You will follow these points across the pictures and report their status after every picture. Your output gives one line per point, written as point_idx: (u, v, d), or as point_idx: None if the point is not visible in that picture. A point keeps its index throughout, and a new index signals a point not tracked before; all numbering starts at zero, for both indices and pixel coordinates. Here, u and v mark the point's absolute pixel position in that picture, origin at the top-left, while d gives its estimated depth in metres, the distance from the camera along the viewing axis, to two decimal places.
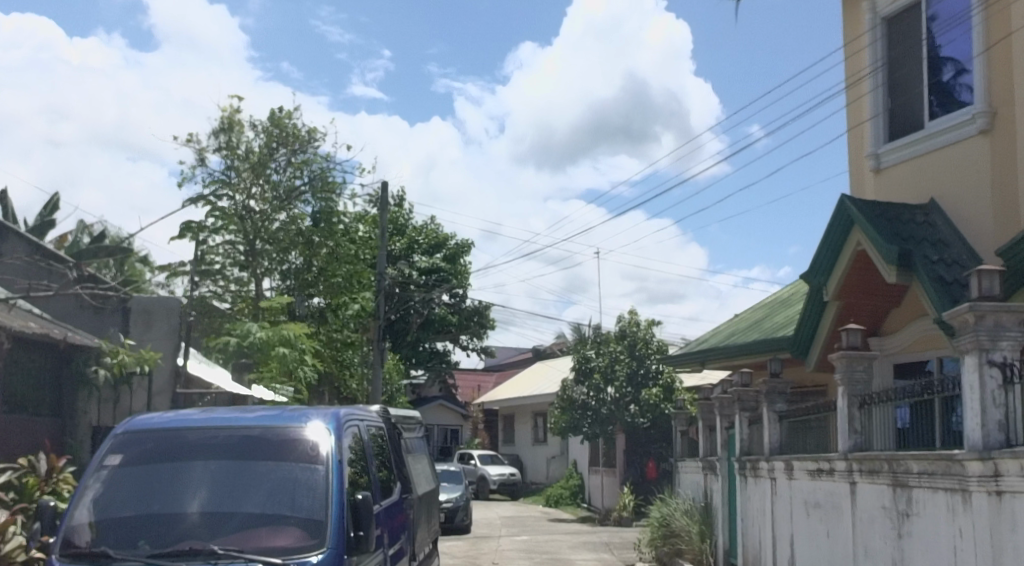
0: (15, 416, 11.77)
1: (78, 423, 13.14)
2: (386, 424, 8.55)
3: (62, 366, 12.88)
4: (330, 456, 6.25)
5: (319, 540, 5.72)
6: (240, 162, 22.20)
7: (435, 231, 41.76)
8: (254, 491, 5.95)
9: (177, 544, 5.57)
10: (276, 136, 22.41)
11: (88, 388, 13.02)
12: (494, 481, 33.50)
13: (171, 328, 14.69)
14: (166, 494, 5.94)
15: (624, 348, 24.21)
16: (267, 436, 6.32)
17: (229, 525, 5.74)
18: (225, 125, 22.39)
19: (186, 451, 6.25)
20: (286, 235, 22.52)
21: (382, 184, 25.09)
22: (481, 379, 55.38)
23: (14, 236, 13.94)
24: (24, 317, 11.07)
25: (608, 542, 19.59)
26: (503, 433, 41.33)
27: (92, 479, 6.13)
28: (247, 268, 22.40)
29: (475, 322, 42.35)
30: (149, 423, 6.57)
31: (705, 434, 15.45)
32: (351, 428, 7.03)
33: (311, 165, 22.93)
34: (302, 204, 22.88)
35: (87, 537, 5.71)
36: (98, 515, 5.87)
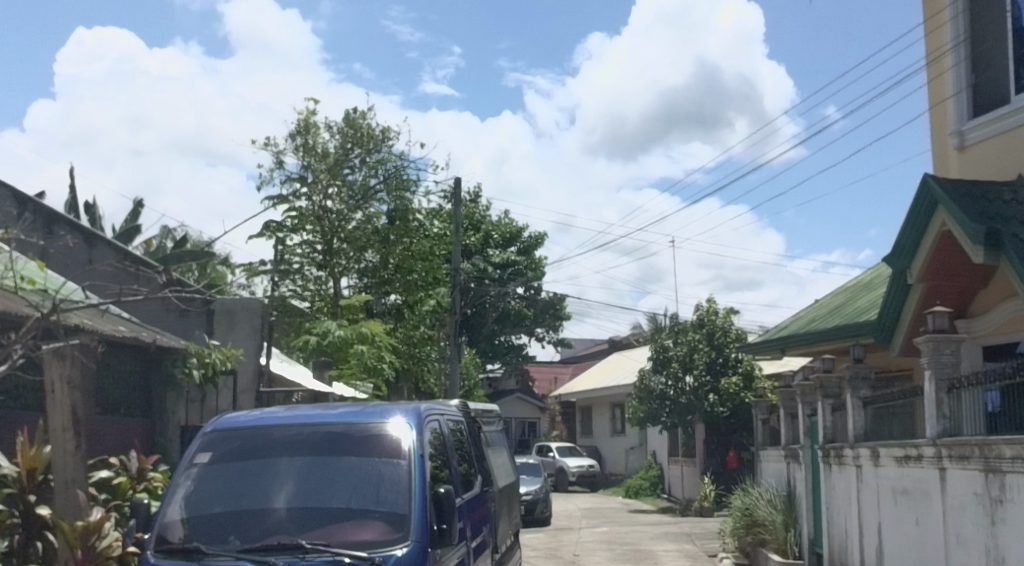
0: (107, 417, 12.13)
1: (167, 422, 13.49)
2: (465, 418, 8.60)
3: (151, 369, 13.23)
4: (413, 450, 6.32)
5: (403, 534, 5.79)
6: (317, 162, 22.58)
7: (508, 225, 41.84)
8: (339, 487, 6.05)
9: (266, 539, 5.70)
10: (350, 136, 22.74)
11: (176, 389, 13.36)
12: (573, 473, 33.49)
13: (253, 328, 15.04)
14: (253, 490, 6.08)
15: (702, 337, 23.98)
16: (350, 432, 6.42)
17: (315, 520, 5.85)
18: (302, 127, 22.79)
19: (271, 448, 6.38)
20: (363, 235, 22.93)
21: (456, 181, 25.22)
22: (558, 372, 55.39)
23: (103, 243, 14.40)
24: (115, 321, 11.42)
25: (689, 533, 19.44)
26: (580, 425, 41.29)
27: (183, 476, 6.31)
28: (325, 267, 23.01)
29: (550, 315, 42.36)
30: (236, 421, 6.72)
31: (787, 422, 15.23)
32: (431, 423, 7.09)
33: (385, 163, 23.20)
34: (377, 203, 23.19)
35: (179, 534, 5.88)
36: (189, 511, 6.03)
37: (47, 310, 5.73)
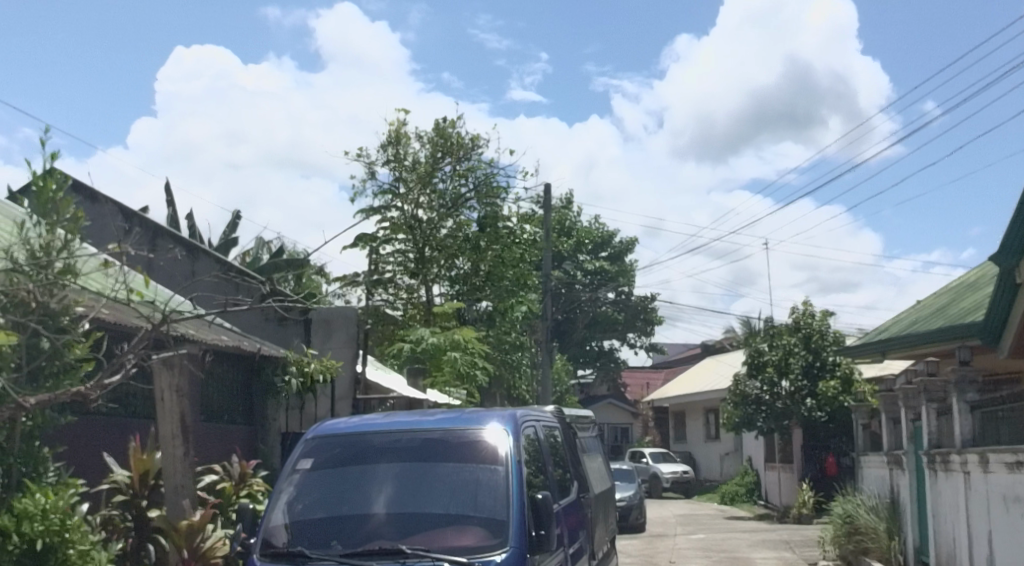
0: (211, 424, 12.45)
1: (269, 429, 13.84)
2: (560, 424, 8.60)
3: (253, 377, 13.57)
4: (510, 457, 6.35)
5: (502, 539, 5.82)
6: (408, 173, 23.03)
7: (599, 231, 41.73)
8: (438, 493, 6.11)
9: (367, 544, 5.80)
10: (440, 145, 23.10)
11: (276, 397, 13.69)
12: (667, 479, 33.17)
13: (350, 336, 15.42)
14: (354, 495, 6.19)
15: (798, 341, 23.48)
16: (447, 439, 6.49)
17: (415, 526, 5.92)
18: (393, 137, 23.25)
19: (372, 454, 6.48)
20: (454, 242, 23.25)
21: (546, 187, 25.29)
22: (651, 377, 54.99)
23: (206, 255, 14.85)
24: (218, 329, 11.76)
25: (789, 540, 19.05)
26: (674, 431, 40.88)
27: (286, 482, 6.45)
28: (417, 275, 23.12)
29: (642, 320, 42.09)
30: (337, 428, 6.84)
31: (890, 427, 14.80)
32: (527, 429, 7.12)
33: (475, 171, 23.39)
34: (468, 210, 23.44)
35: (283, 538, 6.01)
36: (292, 516, 6.17)
37: (158, 320, 5.87)
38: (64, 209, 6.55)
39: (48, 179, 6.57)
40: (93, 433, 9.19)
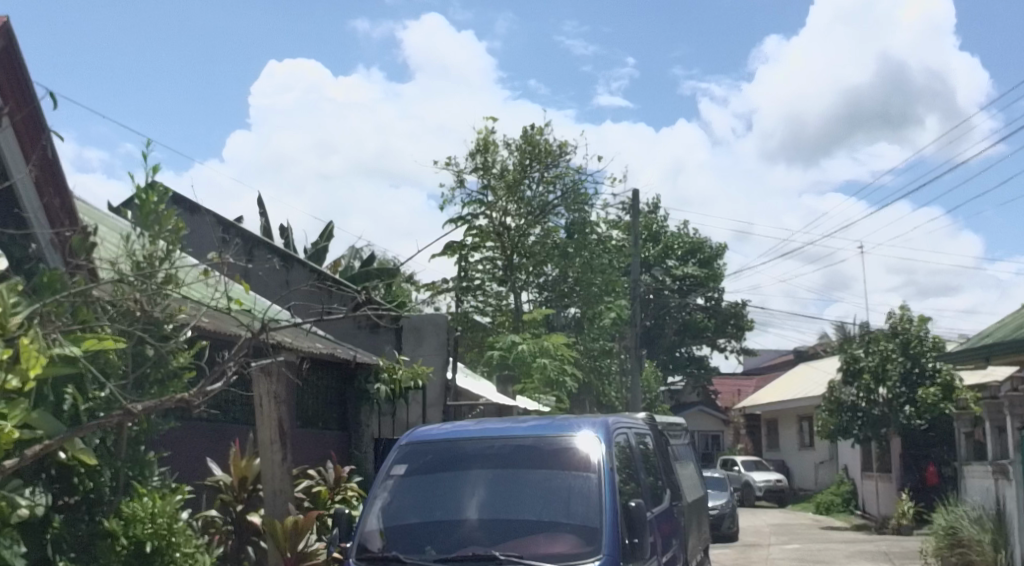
0: (308, 430, 12.71)
1: (362, 434, 14.07)
2: (652, 431, 8.54)
3: (347, 383, 13.86)
4: (603, 464, 6.31)
5: (595, 547, 5.79)
6: (496, 181, 23.39)
7: (688, 236, 41.31)
8: (530, 500, 6.13)
9: (461, 550, 5.83)
10: (529, 153, 23.32)
11: (369, 404, 13.88)
12: (759, 487, 32.62)
13: (440, 343, 15.58)
14: (447, 502, 6.24)
15: (896, 346, 22.68)
16: (539, 446, 6.49)
17: (508, 533, 5.94)
18: (481, 145, 23.56)
19: (464, 461, 6.53)
20: (542, 249, 23.56)
21: (634, 193, 25.16)
22: (742, 384, 54.21)
23: (300, 265, 15.21)
24: (312, 338, 12.01)
25: (888, 552, 18.53)
26: (767, 438, 40.15)
27: (381, 488, 6.54)
28: (505, 282, 23.62)
29: (733, 326, 41.53)
30: (429, 434, 6.91)
31: (994, 436, 14.31)
32: (619, 436, 7.08)
33: (563, 178, 23.58)
34: (556, 217, 23.72)
35: (378, 543, 6.09)
36: (387, 522, 6.25)
37: (256, 327, 5.97)
38: (166, 221, 6.76)
39: (150, 192, 6.76)
40: (195, 437, 9.45)
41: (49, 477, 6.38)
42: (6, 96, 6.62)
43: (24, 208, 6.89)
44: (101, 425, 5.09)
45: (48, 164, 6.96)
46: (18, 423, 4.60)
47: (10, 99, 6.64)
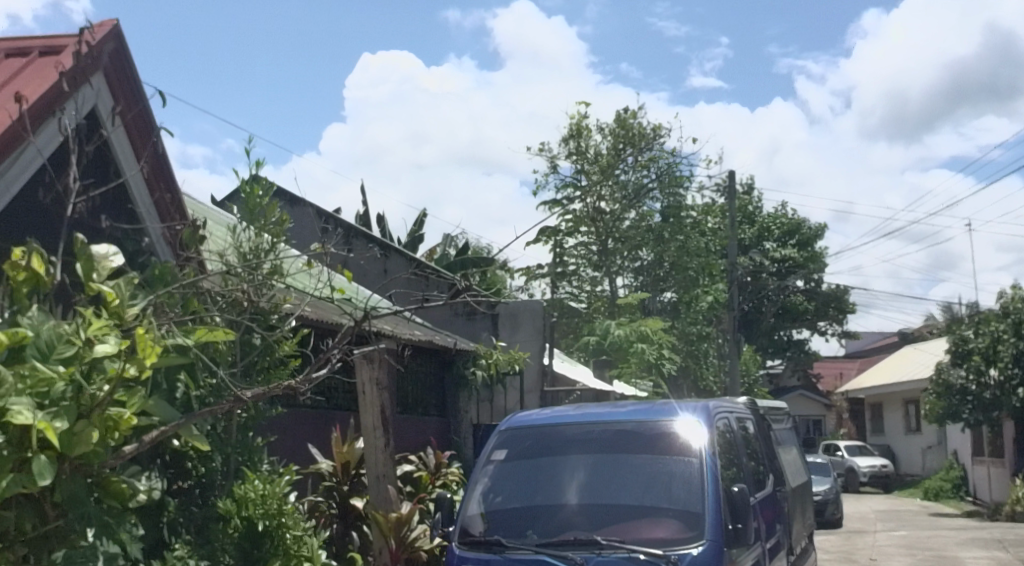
0: (408, 416, 12.88)
1: (462, 421, 14.23)
2: (754, 415, 8.41)
3: (445, 371, 14.05)
4: (704, 448, 6.25)
5: (698, 532, 5.74)
6: (590, 165, 23.57)
7: (787, 217, 40.60)
8: (631, 485, 6.11)
9: (562, 534, 5.86)
10: (622, 136, 23.56)
11: (468, 389, 14.06)
12: (864, 473, 31.86)
13: (536, 329, 15.67)
14: (548, 486, 6.27)
15: (1008, 327, 22.08)
16: (639, 430, 6.46)
17: (609, 518, 5.94)
18: (574, 131, 23.78)
19: (563, 446, 6.55)
20: (637, 233, 23.44)
21: (730, 174, 24.86)
22: (844, 367, 53.04)
23: (397, 253, 15.57)
24: (412, 326, 12.16)
25: (1002, 539, 17.90)
26: (870, 423, 39.18)
27: (482, 473, 6.60)
28: (600, 268, 24.08)
29: (834, 308, 40.60)
30: (529, 420, 6.94)
31: None
32: (721, 421, 7.00)
33: (657, 161, 23.12)
34: (651, 201, 23.39)
35: (480, 527, 6.16)
36: (488, 507, 6.31)
37: (359, 316, 6.06)
38: (270, 214, 6.94)
39: (255, 185, 6.95)
40: (299, 423, 9.69)
41: (163, 462, 6.62)
42: (119, 96, 6.81)
43: (136, 205, 7.14)
44: (213, 412, 5.29)
45: (157, 160, 7.18)
46: (137, 410, 4.71)
47: (123, 100, 6.83)
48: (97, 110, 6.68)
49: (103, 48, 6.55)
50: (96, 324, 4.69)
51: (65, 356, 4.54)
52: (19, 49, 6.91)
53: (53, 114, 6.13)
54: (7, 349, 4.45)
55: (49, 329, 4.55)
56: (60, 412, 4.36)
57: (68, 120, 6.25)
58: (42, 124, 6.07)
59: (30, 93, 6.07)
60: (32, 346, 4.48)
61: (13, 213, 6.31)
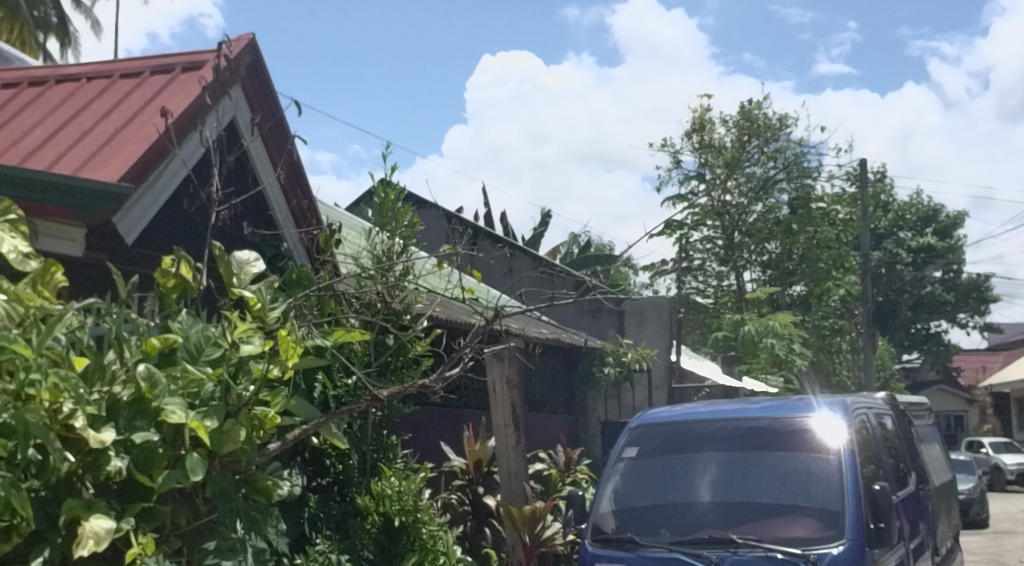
0: (539, 415, 12.98)
1: (590, 418, 14.32)
2: (894, 412, 8.13)
3: (572, 369, 14.06)
4: (842, 445, 6.08)
5: (838, 532, 5.58)
6: (714, 158, 23.28)
7: (922, 204, 39.17)
8: (766, 483, 6.00)
9: (696, 533, 5.80)
10: (747, 128, 23.18)
11: (596, 387, 14.10)
12: (1011, 471, 30.38)
13: (662, 327, 15.43)
14: (680, 483, 6.22)
15: None
16: (773, 427, 6.33)
17: (745, 516, 5.85)
18: (697, 124, 23.58)
19: (696, 443, 6.47)
20: (764, 226, 23.70)
21: (861, 161, 24.08)
22: (988, 361, 50.78)
23: (522, 252, 15.89)
24: (539, 324, 12.23)
25: None
26: (1018, 419, 37.34)
27: (613, 470, 6.58)
28: (726, 263, 24.38)
29: (975, 298, 38.74)
30: (659, 417, 6.88)
31: None
32: (859, 417, 6.79)
33: (784, 151, 23.09)
34: (778, 193, 23.43)
35: (612, 525, 6.14)
36: (619, 504, 6.30)
37: (490, 315, 6.10)
38: (402, 216, 7.09)
39: (387, 189, 7.09)
40: (432, 422, 9.86)
41: (303, 459, 6.89)
42: (256, 108, 7.08)
43: (274, 212, 7.39)
44: (351, 412, 5.44)
45: (294, 168, 7.42)
46: (280, 409, 4.95)
47: (260, 111, 7.09)
48: (237, 122, 6.95)
49: (240, 62, 6.79)
50: (241, 328, 4.88)
51: (212, 358, 4.75)
52: (164, 66, 7.26)
53: (196, 126, 6.41)
54: (159, 352, 4.66)
55: (197, 332, 4.75)
56: (210, 412, 4.55)
57: (210, 132, 6.53)
58: (186, 136, 6.35)
59: (175, 107, 6.36)
60: (183, 349, 4.68)
61: (160, 221, 6.62)
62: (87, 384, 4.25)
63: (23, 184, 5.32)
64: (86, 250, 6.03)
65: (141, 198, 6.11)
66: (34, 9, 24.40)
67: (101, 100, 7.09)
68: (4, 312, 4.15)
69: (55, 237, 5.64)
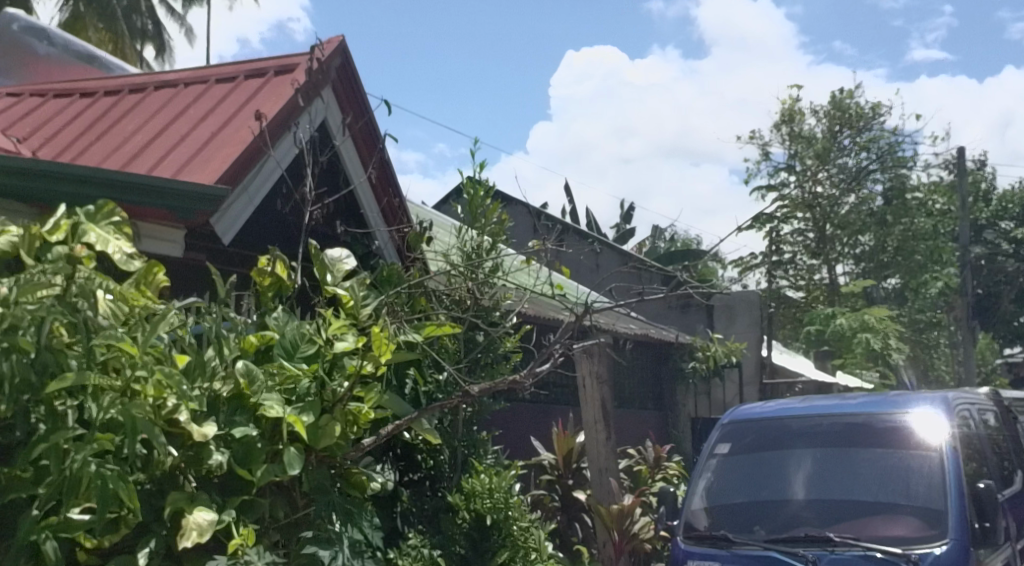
0: (628, 411, 12.93)
1: (679, 414, 14.20)
2: (998, 408, 7.85)
3: (661, 365, 14.01)
4: (944, 442, 5.90)
5: (940, 530, 5.41)
6: (806, 149, 22.99)
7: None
8: (864, 480, 5.87)
9: (791, 531, 5.70)
10: (839, 118, 22.87)
11: (685, 383, 14.04)
12: None
13: (753, 320, 15.43)
14: (775, 481, 6.12)
15: None
16: (871, 424, 6.18)
17: (841, 514, 5.73)
18: (787, 115, 23.34)
19: (790, 439, 6.36)
20: (858, 217, 23.24)
21: (959, 149, 23.31)
22: None
23: (609, 249, 15.95)
24: (627, 320, 12.22)
25: None
26: None
27: (706, 466, 6.51)
28: (819, 255, 23.92)
29: None
30: (752, 412, 6.77)
31: None
32: (962, 413, 6.58)
33: (877, 142, 22.32)
34: (872, 184, 23.00)
35: (704, 522, 6.08)
36: (711, 501, 6.23)
37: (580, 310, 6.07)
38: (491, 213, 7.12)
39: (476, 186, 7.13)
40: (520, 418, 9.90)
41: (395, 454, 7.03)
42: (347, 109, 7.20)
43: (365, 211, 7.50)
44: (442, 407, 5.49)
45: (384, 168, 7.51)
46: (375, 404, 5.00)
47: (351, 112, 7.21)
48: (328, 123, 7.08)
49: (331, 64, 6.91)
50: (335, 324, 4.98)
51: (308, 354, 4.87)
52: (257, 70, 7.43)
53: (289, 128, 6.55)
54: (256, 350, 4.81)
55: (293, 328, 4.88)
56: (306, 407, 4.67)
57: (303, 133, 6.67)
58: (280, 137, 6.48)
59: (268, 109, 6.51)
60: (279, 345, 4.82)
61: (255, 222, 6.77)
62: (189, 380, 4.31)
63: (124, 186, 5.41)
64: (185, 250, 6.20)
65: (237, 199, 6.27)
66: (131, 19, 25.25)
67: (198, 105, 7.27)
68: (109, 310, 4.23)
69: (155, 238, 5.81)
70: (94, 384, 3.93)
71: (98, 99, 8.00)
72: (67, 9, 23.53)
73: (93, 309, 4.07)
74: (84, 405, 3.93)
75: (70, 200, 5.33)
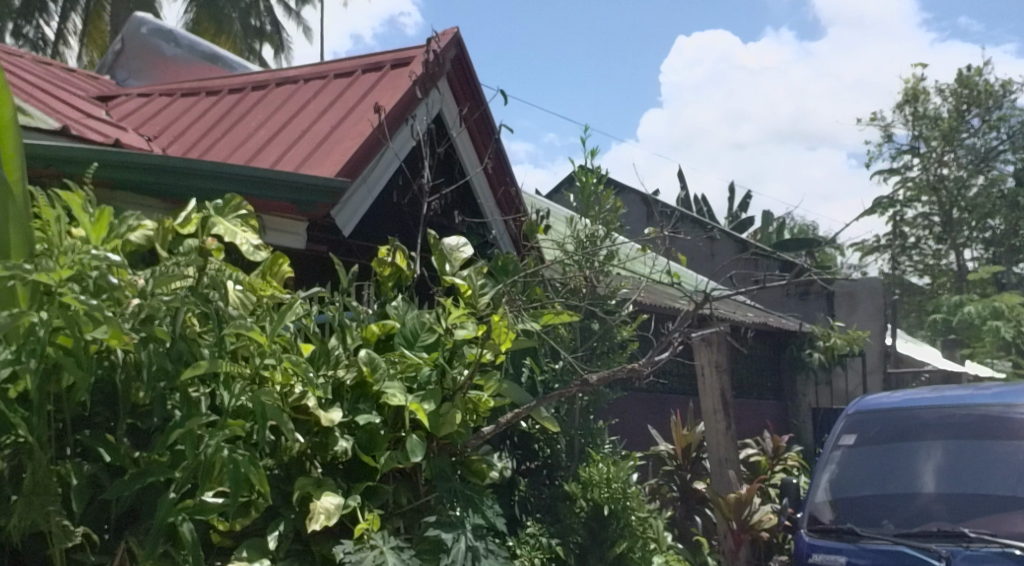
0: (747, 400, 12.73)
1: (800, 404, 13.89)
2: None
3: (780, 353, 13.77)
4: None
5: None
6: (930, 130, 22.20)
7: None
8: (1001, 474, 5.59)
9: (922, 526, 5.49)
10: (965, 96, 21.96)
11: (805, 371, 13.71)
12: None
13: (876, 308, 15.09)
14: (904, 474, 5.91)
15: None
16: (1008, 416, 5.89)
17: (976, 509, 5.49)
18: (910, 95, 22.49)
19: (919, 431, 6.13)
20: (988, 200, 22.14)
21: None
22: None
23: (724, 237, 15.76)
24: (745, 309, 12.06)
25: None
26: None
27: (830, 458, 6.33)
28: (945, 240, 23.11)
29: None
30: (879, 403, 6.56)
31: None
32: None
33: (1008, 120, 21.93)
34: (1002, 164, 22.11)
35: (830, 515, 5.91)
36: (836, 494, 6.06)
37: (699, 298, 5.96)
38: (605, 201, 7.07)
39: (589, 173, 7.08)
40: (639, 406, 9.84)
41: (512, 443, 7.02)
42: (463, 99, 7.25)
43: (481, 201, 7.56)
44: (561, 396, 5.44)
45: (499, 159, 7.54)
46: (493, 392, 5.03)
47: (466, 102, 7.25)
48: (443, 114, 7.14)
49: (446, 55, 6.96)
50: (454, 313, 4.95)
51: (428, 343, 4.94)
52: (374, 64, 7.55)
53: (406, 120, 6.63)
54: (378, 339, 4.93)
55: (413, 317, 4.97)
56: (427, 395, 4.69)
57: (419, 124, 6.74)
58: (397, 129, 6.57)
59: (387, 101, 6.61)
60: (399, 334, 4.91)
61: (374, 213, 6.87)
62: (315, 367, 4.51)
63: (249, 180, 5.58)
64: (308, 242, 6.34)
65: (357, 191, 6.37)
66: (250, 20, 26.04)
67: (318, 100, 7.44)
68: (238, 300, 4.31)
69: (279, 230, 5.98)
70: (225, 372, 4.06)
71: (222, 97, 8.26)
72: (190, 12, 24.33)
73: (223, 299, 4.15)
74: (216, 392, 4.06)
75: (199, 195, 5.50)
